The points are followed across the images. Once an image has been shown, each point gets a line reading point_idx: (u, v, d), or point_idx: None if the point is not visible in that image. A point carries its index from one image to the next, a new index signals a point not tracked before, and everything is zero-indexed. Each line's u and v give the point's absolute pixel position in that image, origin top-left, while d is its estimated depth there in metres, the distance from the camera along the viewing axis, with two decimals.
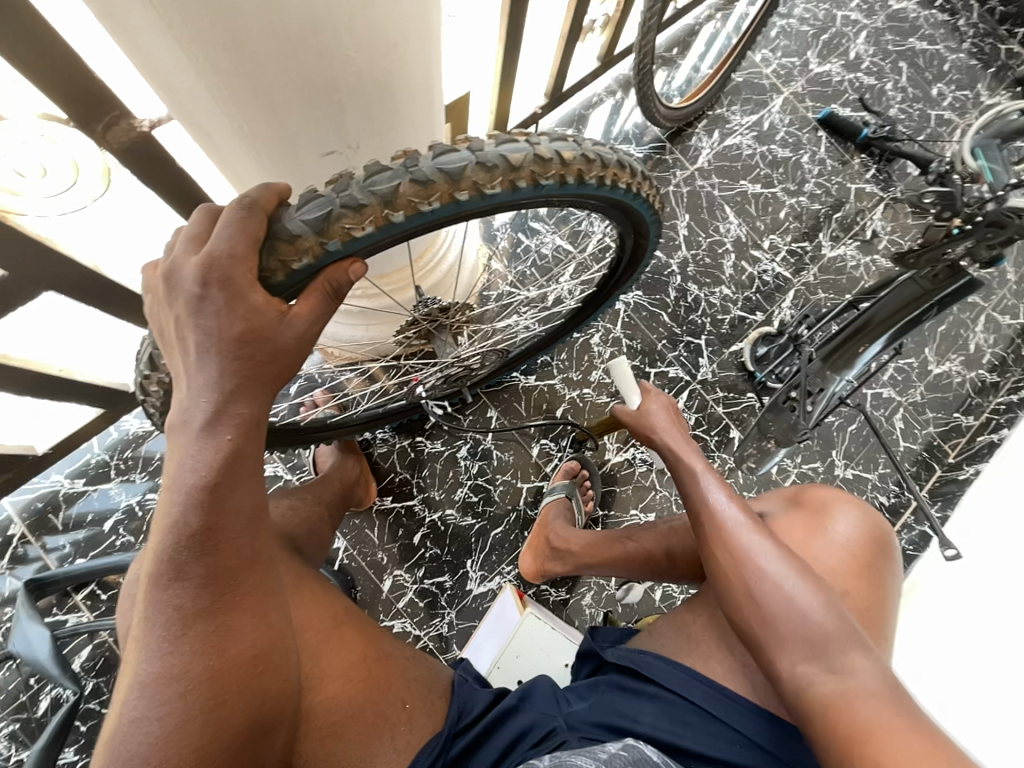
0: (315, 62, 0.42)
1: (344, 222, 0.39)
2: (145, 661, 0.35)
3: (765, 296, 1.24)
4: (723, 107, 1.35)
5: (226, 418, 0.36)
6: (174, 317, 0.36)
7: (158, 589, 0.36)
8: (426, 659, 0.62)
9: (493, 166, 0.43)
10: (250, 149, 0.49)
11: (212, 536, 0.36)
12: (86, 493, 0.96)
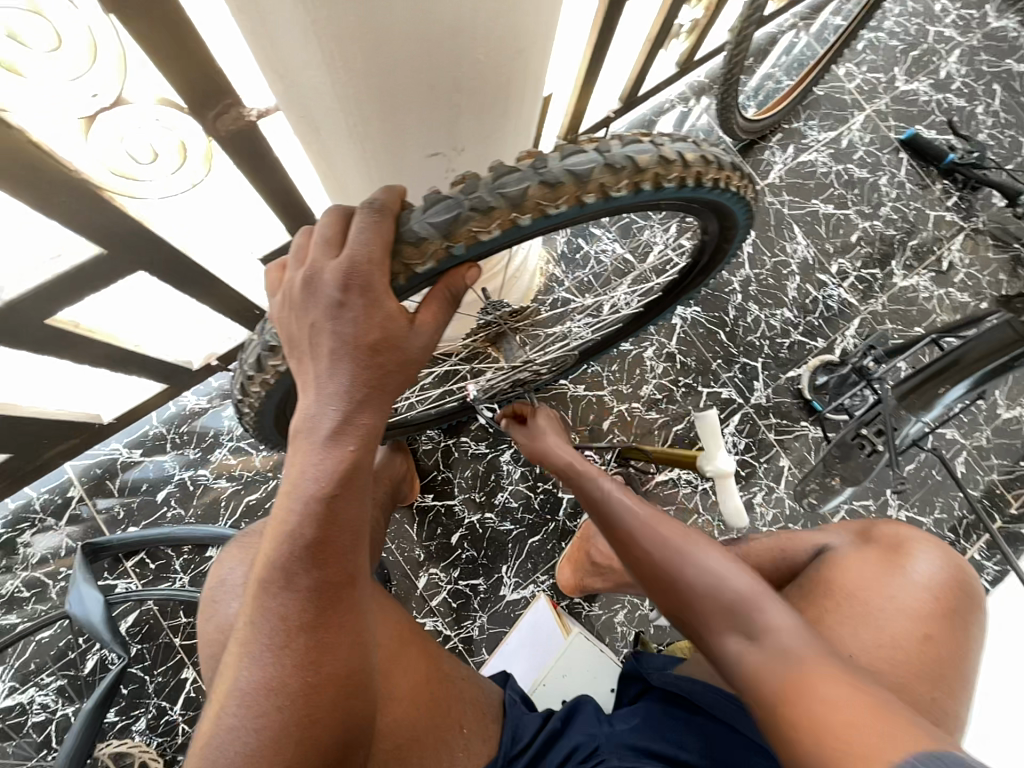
0: (443, 64, 0.42)
1: (470, 225, 0.40)
2: (245, 673, 0.35)
3: (827, 322, 1.19)
4: (800, 121, 1.29)
5: (351, 428, 0.38)
6: (310, 323, 0.38)
7: (265, 597, 0.36)
8: (479, 678, 0.61)
9: (620, 167, 0.42)
10: (358, 144, 0.48)
11: (322, 549, 0.36)
12: (142, 463, 0.99)
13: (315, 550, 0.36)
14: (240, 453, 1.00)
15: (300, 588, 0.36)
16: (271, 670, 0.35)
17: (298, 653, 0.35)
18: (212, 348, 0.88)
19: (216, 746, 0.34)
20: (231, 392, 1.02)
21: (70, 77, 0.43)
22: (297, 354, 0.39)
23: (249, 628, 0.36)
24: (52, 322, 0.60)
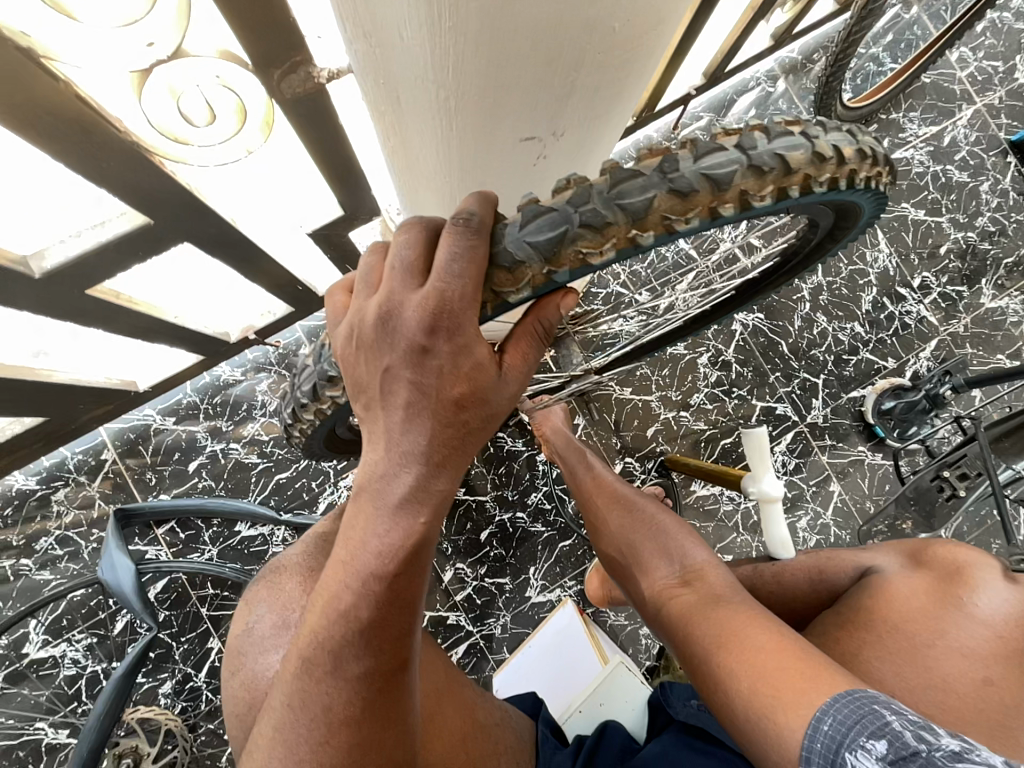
0: (563, 38, 0.36)
1: (579, 245, 0.34)
2: (281, 764, 0.33)
3: (901, 341, 1.09)
4: (899, 111, 1.15)
5: (423, 497, 0.34)
6: (385, 367, 0.33)
7: (310, 678, 0.33)
8: (513, 715, 0.59)
9: (768, 169, 0.35)
10: (446, 125, 0.42)
11: (378, 635, 0.33)
12: (174, 431, 0.97)
13: (369, 638, 0.33)
14: (272, 430, 0.98)
15: (349, 677, 0.33)
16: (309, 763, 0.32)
17: (341, 751, 0.32)
18: (250, 321, 0.84)
19: None
20: (266, 366, 0.99)
21: (120, 22, 0.36)
22: (365, 400, 0.35)
23: (290, 711, 0.34)
24: (95, 292, 0.56)
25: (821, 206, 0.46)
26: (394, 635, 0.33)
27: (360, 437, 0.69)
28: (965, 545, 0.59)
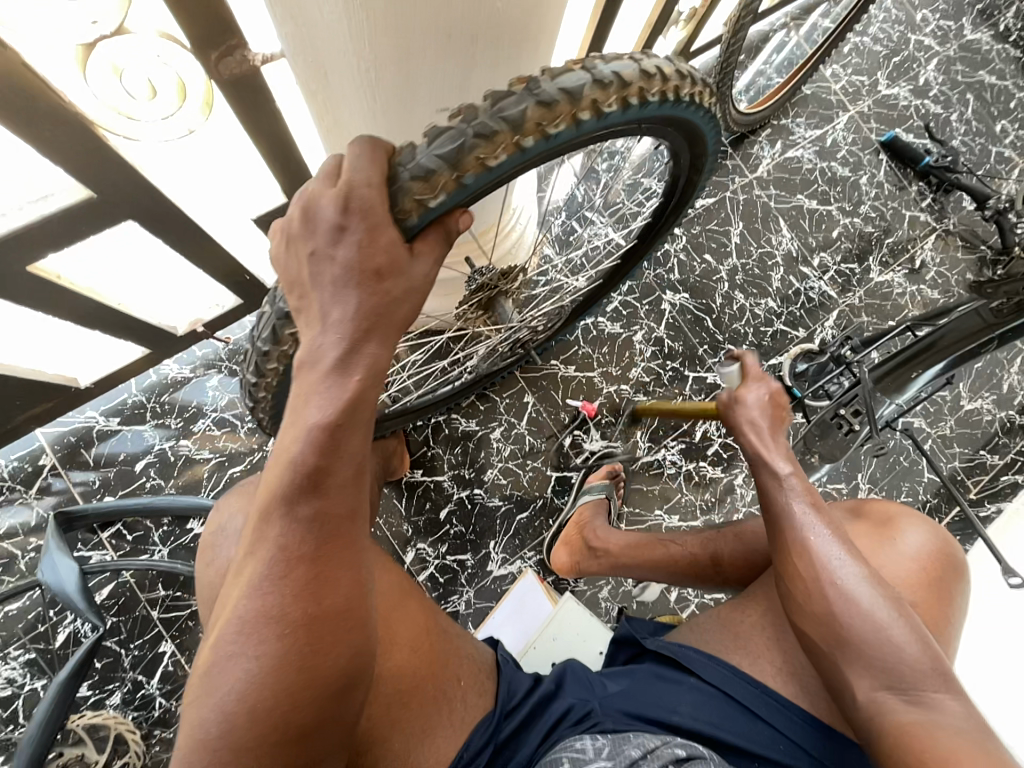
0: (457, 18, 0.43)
1: (478, 153, 0.37)
2: (245, 599, 0.37)
3: (808, 312, 1.23)
4: (788, 118, 1.33)
5: (358, 358, 0.38)
6: (312, 250, 0.38)
7: (266, 526, 0.38)
8: (470, 640, 0.61)
9: (609, 82, 0.42)
10: (370, 97, 0.50)
11: (324, 479, 0.38)
12: (119, 432, 0.95)
13: (315, 485, 0.38)
14: (224, 425, 0.98)
15: (302, 522, 0.37)
16: (270, 602, 0.37)
17: (297, 583, 0.37)
18: (197, 313, 0.86)
19: (219, 665, 0.36)
20: (216, 362, 1.00)
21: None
22: (298, 291, 0.39)
23: (250, 558, 0.38)
24: (32, 269, 0.58)
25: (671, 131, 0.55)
26: (339, 483, 0.38)
27: None
28: (894, 502, 0.68)
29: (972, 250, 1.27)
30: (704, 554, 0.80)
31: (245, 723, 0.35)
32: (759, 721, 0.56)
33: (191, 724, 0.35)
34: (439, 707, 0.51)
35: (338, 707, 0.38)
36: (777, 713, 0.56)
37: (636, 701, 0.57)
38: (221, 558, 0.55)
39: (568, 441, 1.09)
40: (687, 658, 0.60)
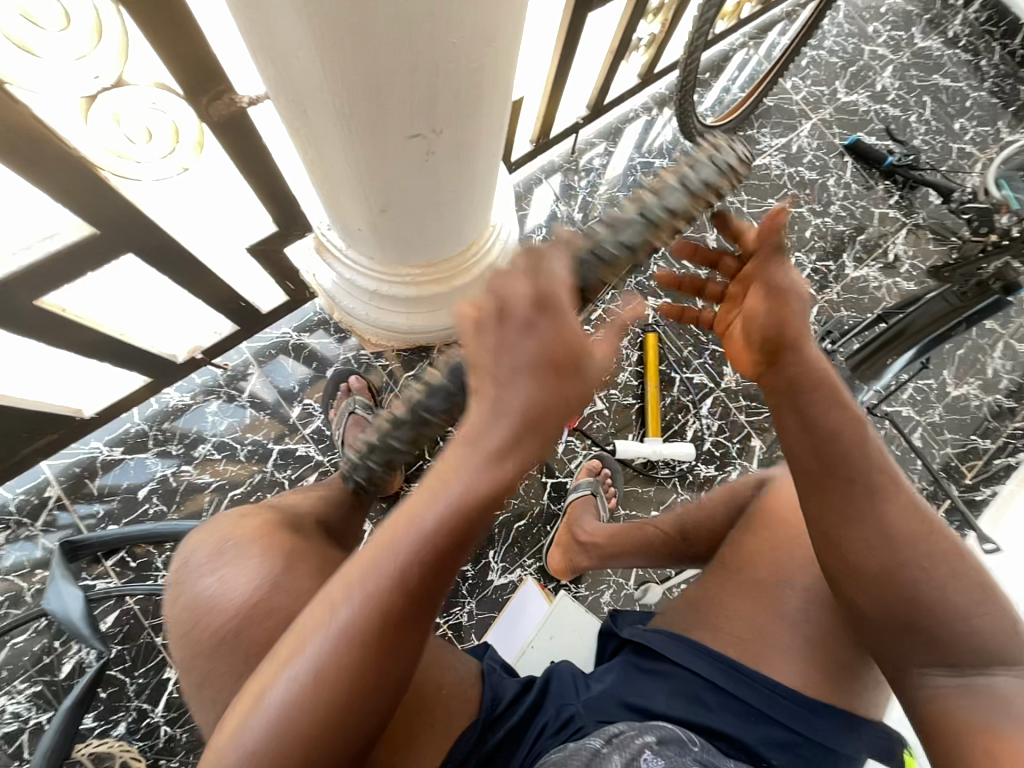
0: (419, 53, 0.47)
1: (602, 278, 0.53)
2: (346, 611, 0.38)
3: None
4: (753, 129, 1.40)
5: (531, 436, 0.38)
6: (492, 344, 0.39)
7: (394, 554, 0.38)
8: (456, 651, 0.61)
9: (700, 192, 0.54)
10: (344, 124, 0.53)
11: (455, 532, 0.38)
12: (122, 461, 0.98)
13: (446, 534, 0.38)
14: (224, 449, 1.01)
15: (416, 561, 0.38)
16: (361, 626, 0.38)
17: (398, 619, 0.38)
18: (195, 341, 0.90)
19: (309, 659, 0.37)
20: (215, 388, 1.03)
21: (73, 56, 0.46)
22: (487, 362, 0.39)
23: (368, 575, 0.38)
24: (38, 303, 0.62)
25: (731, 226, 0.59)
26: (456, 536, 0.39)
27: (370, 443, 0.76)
28: None
29: (942, 241, 1.31)
30: (674, 532, 0.82)
31: (309, 726, 0.37)
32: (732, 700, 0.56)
33: (255, 704, 0.38)
34: (441, 721, 0.53)
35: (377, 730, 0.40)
36: (759, 695, 0.55)
37: (619, 695, 0.58)
38: (219, 564, 0.56)
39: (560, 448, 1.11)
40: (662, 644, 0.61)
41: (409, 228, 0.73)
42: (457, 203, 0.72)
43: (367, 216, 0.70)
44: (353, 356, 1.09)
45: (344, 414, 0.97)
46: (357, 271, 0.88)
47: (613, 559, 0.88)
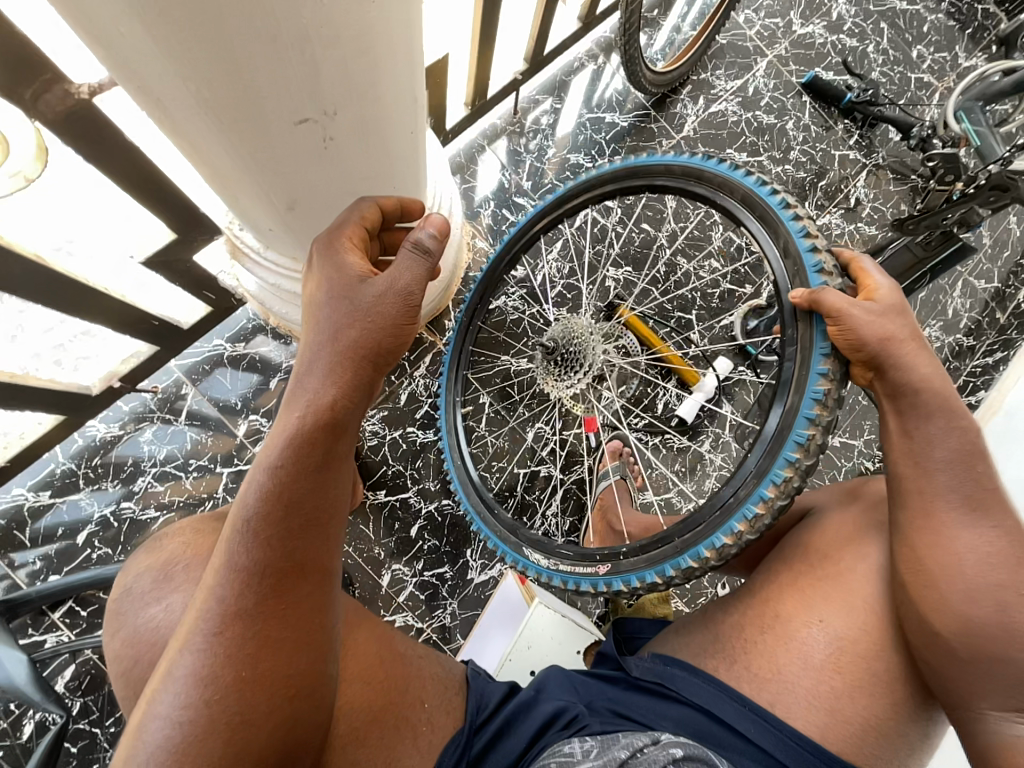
0: (282, 16, 0.38)
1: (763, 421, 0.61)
2: (186, 659, 0.39)
3: (753, 268, 1.18)
4: (707, 71, 1.31)
5: (322, 390, 0.44)
6: (315, 305, 0.46)
7: (212, 586, 0.40)
8: (439, 656, 0.60)
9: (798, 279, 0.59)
10: (211, 114, 0.44)
11: (266, 533, 0.41)
12: (53, 506, 0.89)
13: (260, 541, 0.40)
14: (167, 480, 0.93)
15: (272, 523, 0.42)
16: (236, 601, 0.40)
17: (234, 643, 0.39)
18: (110, 368, 0.83)
19: (158, 721, 0.38)
20: (146, 414, 0.94)
21: None
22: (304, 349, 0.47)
23: (195, 622, 0.40)
24: None
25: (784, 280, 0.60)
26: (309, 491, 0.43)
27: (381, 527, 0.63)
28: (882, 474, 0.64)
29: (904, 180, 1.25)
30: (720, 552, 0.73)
31: (203, 729, 0.37)
32: (740, 741, 0.51)
33: (142, 741, 0.38)
34: (407, 741, 0.49)
35: None
36: (766, 734, 0.50)
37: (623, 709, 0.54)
38: (139, 629, 0.51)
39: (531, 436, 1.08)
40: (663, 678, 0.56)
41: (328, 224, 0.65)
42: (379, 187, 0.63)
43: (275, 215, 0.61)
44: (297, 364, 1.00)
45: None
46: (280, 274, 0.78)
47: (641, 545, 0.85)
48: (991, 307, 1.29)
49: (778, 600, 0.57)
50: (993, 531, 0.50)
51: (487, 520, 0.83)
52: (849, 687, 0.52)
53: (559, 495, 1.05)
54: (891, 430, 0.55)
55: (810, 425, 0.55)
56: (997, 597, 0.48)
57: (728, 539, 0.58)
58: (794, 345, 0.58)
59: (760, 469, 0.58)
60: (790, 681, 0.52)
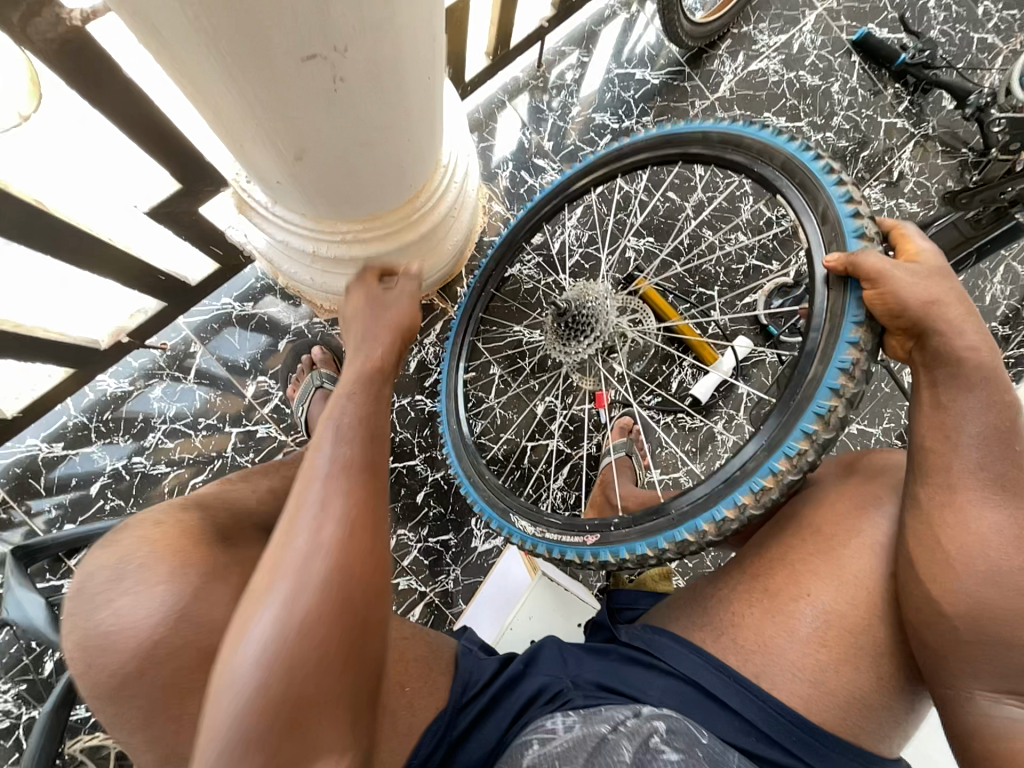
0: None
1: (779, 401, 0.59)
2: (288, 590, 0.37)
3: (782, 243, 1.12)
4: (749, 25, 1.21)
5: (378, 358, 0.52)
6: (360, 308, 0.59)
7: (299, 522, 0.40)
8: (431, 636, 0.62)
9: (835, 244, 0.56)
10: (210, 44, 0.40)
11: (359, 466, 0.42)
12: (67, 458, 0.90)
13: (358, 473, 0.42)
14: (177, 436, 0.93)
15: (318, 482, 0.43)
16: (339, 529, 0.39)
17: (341, 571, 0.38)
18: (119, 323, 0.82)
19: (257, 653, 0.36)
20: (156, 371, 0.94)
21: None
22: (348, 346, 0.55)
23: (288, 555, 0.39)
24: None
25: (821, 245, 0.56)
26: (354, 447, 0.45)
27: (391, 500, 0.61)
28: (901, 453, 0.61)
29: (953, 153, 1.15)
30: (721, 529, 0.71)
31: (320, 655, 0.36)
32: (730, 712, 0.50)
33: (231, 678, 0.36)
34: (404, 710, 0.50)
35: (370, 707, 0.39)
36: (749, 703, 0.50)
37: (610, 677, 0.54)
38: None
39: (540, 409, 1.06)
40: (662, 652, 0.55)
41: (337, 176, 0.61)
42: (391, 138, 0.59)
43: (282, 166, 0.58)
44: (305, 326, 0.98)
45: (310, 388, 0.87)
46: (287, 230, 0.75)
47: None
48: None
49: (770, 573, 0.56)
50: (1018, 523, 0.47)
51: (479, 488, 0.82)
52: (848, 668, 0.51)
53: (566, 469, 1.05)
54: (925, 414, 0.51)
55: (832, 397, 0.52)
56: (1018, 589, 0.46)
57: (730, 512, 0.57)
58: (827, 315, 0.55)
59: (773, 442, 0.56)
60: (782, 658, 0.51)
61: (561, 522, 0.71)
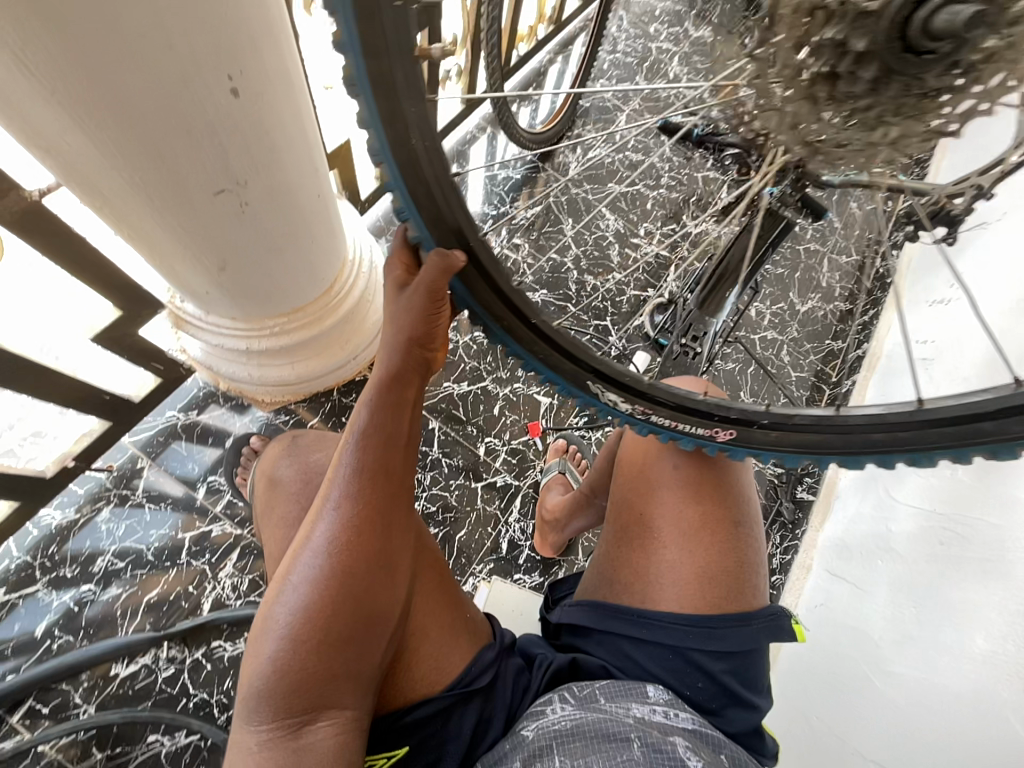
0: (185, 113, 0.52)
1: None
2: (279, 620, 0.47)
3: (651, 275, 1.39)
4: (579, 127, 1.52)
5: (409, 354, 0.51)
6: (386, 414, 0.52)
7: (313, 532, 0.50)
8: (469, 643, 0.58)
9: None
10: (149, 195, 0.59)
11: (384, 470, 0.52)
12: (8, 604, 0.88)
13: (368, 448, 0.51)
14: (127, 556, 0.93)
15: (357, 494, 0.50)
16: (330, 554, 0.49)
17: (345, 593, 0.48)
18: (65, 450, 0.91)
19: (268, 633, 0.47)
20: (103, 495, 0.97)
21: None
22: (378, 471, 0.51)
23: (322, 554, 0.49)
24: None
25: None
26: (401, 437, 0.53)
27: (414, 358, 0.52)
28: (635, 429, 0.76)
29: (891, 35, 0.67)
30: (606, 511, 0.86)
31: (299, 657, 0.46)
32: (655, 646, 0.60)
33: (267, 621, 0.48)
34: (464, 630, 0.59)
35: (353, 685, 0.48)
36: (658, 631, 0.59)
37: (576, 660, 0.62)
38: (267, 478, 0.69)
39: (484, 451, 1.15)
40: (572, 616, 0.64)
41: (258, 278, 0.76)
42: (297, 240, 0.75)
43: (211, 278, 0.74)
44: (252, 421, 1.04)
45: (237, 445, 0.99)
46: (223, 334, 0.88)
47: (570, 522, 0.96)
48: (859, 276, 1.40)
49: (621, 569, 0.64)
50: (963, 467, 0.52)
51: (527, 352, 0.55)
52: (708, 585, 0.61)
53: (518, 500, 1.13)
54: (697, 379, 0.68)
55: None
56: None
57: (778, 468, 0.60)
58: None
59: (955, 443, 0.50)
60: (664, 597, 0.61)
61: (665, 397, 0.59)
